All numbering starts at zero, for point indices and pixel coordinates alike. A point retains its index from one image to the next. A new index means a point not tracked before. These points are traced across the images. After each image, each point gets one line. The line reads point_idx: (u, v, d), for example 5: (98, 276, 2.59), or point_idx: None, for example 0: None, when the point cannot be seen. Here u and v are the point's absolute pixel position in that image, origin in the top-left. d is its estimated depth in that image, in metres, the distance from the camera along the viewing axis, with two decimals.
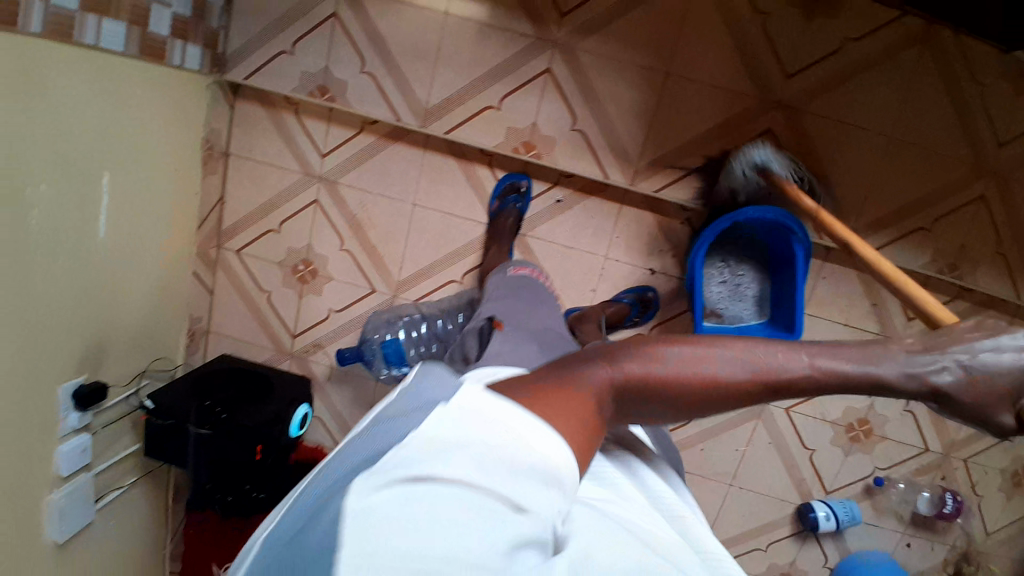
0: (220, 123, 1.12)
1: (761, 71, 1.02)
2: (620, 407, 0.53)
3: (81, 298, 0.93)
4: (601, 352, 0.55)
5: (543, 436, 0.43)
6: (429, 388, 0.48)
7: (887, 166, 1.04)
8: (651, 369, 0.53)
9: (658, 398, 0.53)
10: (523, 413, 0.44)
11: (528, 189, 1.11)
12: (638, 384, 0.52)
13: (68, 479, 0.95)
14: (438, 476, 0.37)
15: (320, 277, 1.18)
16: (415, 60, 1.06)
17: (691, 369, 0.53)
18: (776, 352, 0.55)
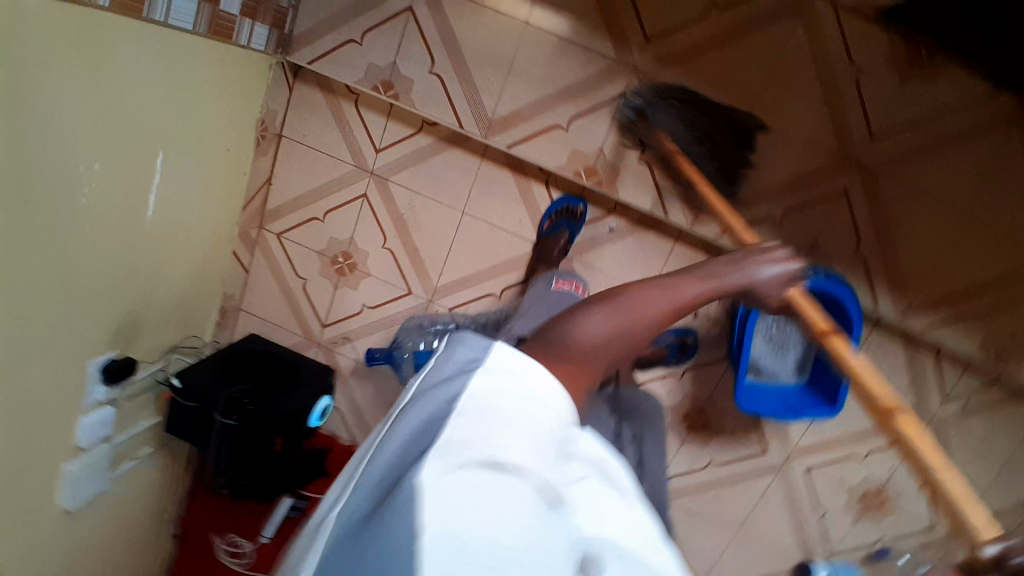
0: (276, 103, 1.10)
1: (846, 129, 0.96)
2: (601, 355, 0.61)
3: (120, 274, 0.92)
4: (571, 328, 0.62)
5: (546, 404, 0.50)
6: (463, 350, 0.53)
7: (962, 245, 0.99)
8: (624, 316, 0.63)
9: (624, 343, 0.63)
10: (540, 373, 0.52)
11: (584, 213, 1.08)
12: (613, 334, 0.62)
13: (88, 448, 0.96)
14: (499, 456, 0.42)
15: (359, 272, 1.17)
16: (487, 67, 1.01)
17: (643, 312, 0.65)
18: (676, 283, 0.69)
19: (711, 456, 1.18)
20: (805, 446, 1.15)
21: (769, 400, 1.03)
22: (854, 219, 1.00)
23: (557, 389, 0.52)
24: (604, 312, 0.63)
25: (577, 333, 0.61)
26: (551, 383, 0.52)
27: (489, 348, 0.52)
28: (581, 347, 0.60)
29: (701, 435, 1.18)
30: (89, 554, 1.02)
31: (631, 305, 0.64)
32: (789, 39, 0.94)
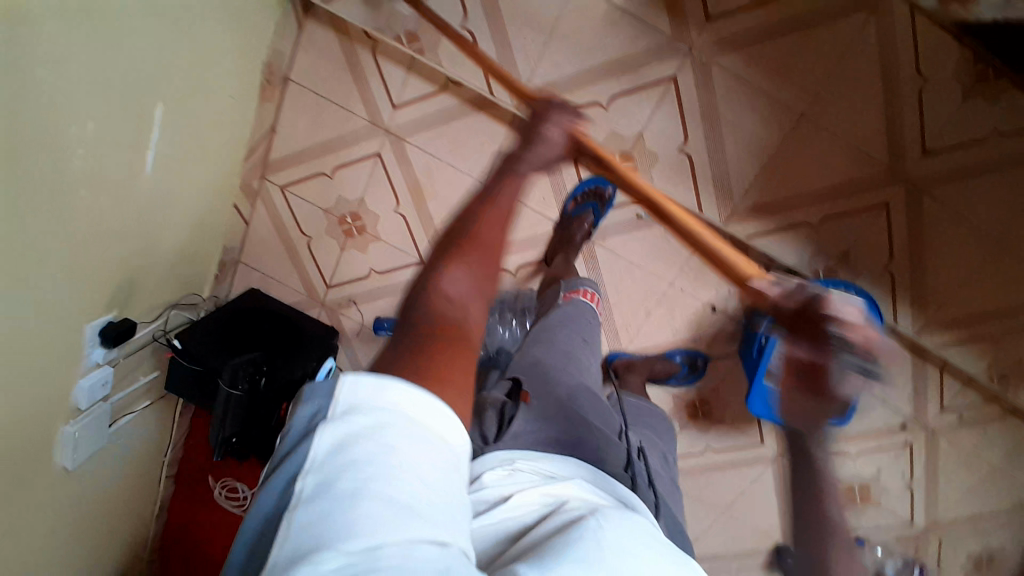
0: (288, 44, 1.01)
1: (899, 143, 0.91)
2: (473, 312, 0.47)
3: (126, 229, 0.86)
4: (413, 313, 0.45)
5: (430, 412, 0.36)
6: (309, 401, 0.37)
7: (986, 274, 0.97)
8: (473, 258, 0.50)
9: (489, 291, 0.49)
10: (396, 394, 0.36)
11: (611, 197, 1.03)
12: (471, 286, 0.48)
13: (85, 412, 0.92)
14: (348, 543, 0.30)
15: (367, 235, 1.10)
16: (526, 29, 0.93)
17: (483, 241, 0.52)
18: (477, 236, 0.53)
19: (707, 444, 1.17)
20: None
21: None
22: (891, 239, 0.97)
23: (424, 407, 0.36)
24: (447, 271, 0.48)
25: (428, 302, 0.46)
26: (426, 401, 0.36)
27: (339, 383, 0.36)
28: (446, 313, 0.45)
29: (701, 425, 1.17)
30: (86, 509, 1.00)
31: (469, 244, 0.51)
32: (858, 37, 0.86)
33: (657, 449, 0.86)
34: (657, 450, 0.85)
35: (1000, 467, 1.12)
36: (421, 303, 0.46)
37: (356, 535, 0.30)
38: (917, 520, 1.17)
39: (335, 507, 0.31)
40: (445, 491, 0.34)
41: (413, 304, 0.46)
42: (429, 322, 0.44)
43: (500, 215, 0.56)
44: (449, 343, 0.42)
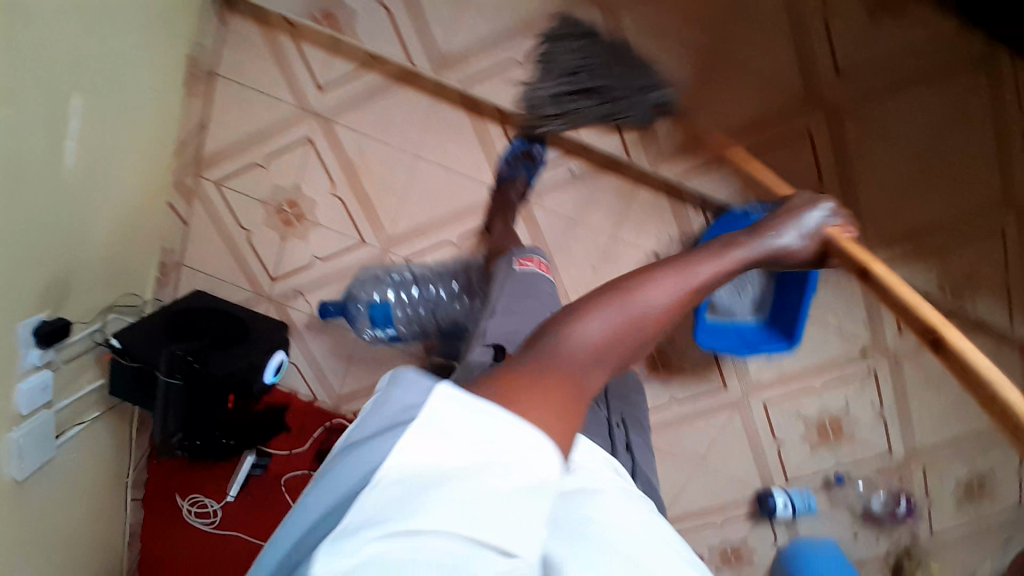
0: (209, 38, 1.02)
1: (811, 66, 0.94)
2: (597, 373, 0.51)
3: (50, 227, 0.84)
4: (547, 352, 0.50)
5: (526, 438, 0.40)
6: (401, 392, 0.42)
7: (915, 192, 1.00)
8: (633, 316, 0.54)
9: (626, 348, 0.54)
10: (492, 416, 0.40)
11: (541, 155, 1.04)
12: (612, 343, 0.53)
13: (29, 415, 0.89)
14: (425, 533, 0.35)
15: (306, 222, 1.11)
16: None
17: (653, 305, 0.56)
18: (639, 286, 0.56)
19: (671, 393, 1.21)
20: (763, 381, 1.18)
21: (726, 338, 1.02)
22: (817, 161, 0.99)
23: (520, 434, 0.40)
24: (601, 312, 0.54)
25: (576, 341, 0.51)
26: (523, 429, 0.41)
27: (434, 387, 0.41)
28: (586, 357, 0.50)
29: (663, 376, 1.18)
30: (49, 528, 0.96)
31: (640, 303, 0.55)
32: None
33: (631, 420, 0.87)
34: (632, 420, 0.87)
35: None
36: (570, 336, 0.51)
37: (428, 523, 0.35)
38: (896, 451, 1.19)
39: (406, 492, 0.36)
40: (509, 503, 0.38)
41: (568, 336, 0.51)
42: (525, 364, 0.48)
43: (685, 286, 0.59)
44: (563, 378, 0.47)
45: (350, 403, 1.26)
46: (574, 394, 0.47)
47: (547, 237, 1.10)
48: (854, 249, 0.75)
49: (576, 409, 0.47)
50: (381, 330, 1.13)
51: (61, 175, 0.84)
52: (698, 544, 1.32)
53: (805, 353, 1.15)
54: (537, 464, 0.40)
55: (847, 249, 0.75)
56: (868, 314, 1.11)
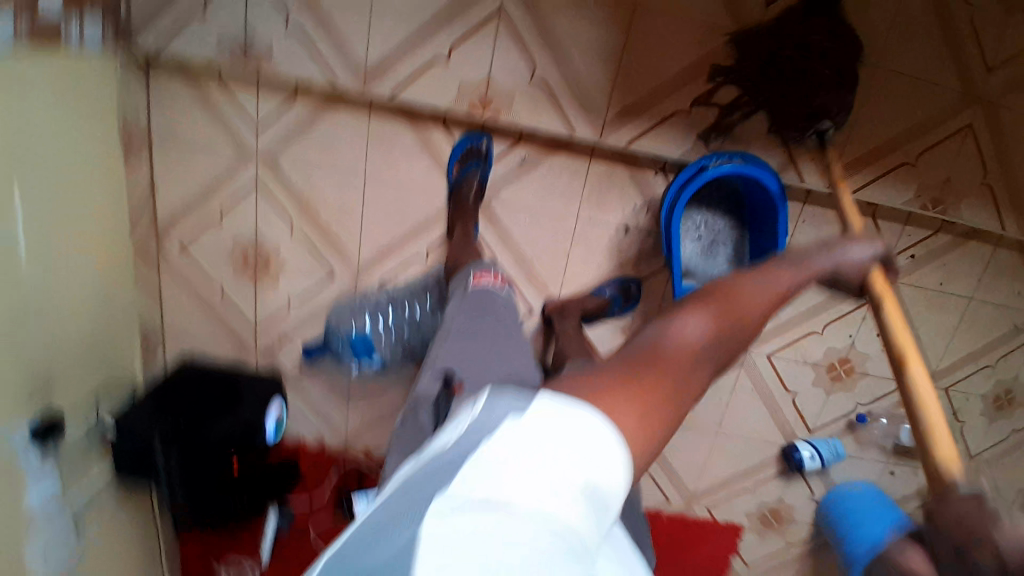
0: (139, 102, 1.01)
1: (739, 3, 0.92)
2: (699, 370, 0.56)
3: (26, 316, 0.83)
4: (652, 352, 0.55)
5: (601, 431, 0.44)
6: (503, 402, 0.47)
7: (869, 108, 0.98)
8: (727, 322, 0.60)
9: (728, 344, 0.59)
10: (576, 422, 0.44)
11: (489, 150, 1.01)
12: (712, 342, 0.58)
13: (45, 515, 0.86)
14: (509, 502, 0.38)
15: (274, 264, 1.10)
16: (350, 13, 0.93)
17: (744, 317, 0.62)
18: (744, 294, 0.63)
19: None
20: (761, 335, 1.14)
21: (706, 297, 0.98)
22: (764, 100, 0.97)
23: (599, 438, 0.44)
24: (700, 315, 0.60)
25: (673, 338, 0.57)
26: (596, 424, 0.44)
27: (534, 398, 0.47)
28: (684, 353, 0.55)
29: None
30: None
31: (736, 308, 0.61)
32: None
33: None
34: None
35: (973, 295, 1.11)
36: (665, 333, 0.57)
37: (514, 506, 0.38)
38: None
39: (486, 480, 0.40)
40: (581, 505, 0.41)
41: (664, 335, 0.57)
42: (654, 346, 0.56)
43: (768, 301, 0.65)
44: (658, 373, 0.52)
45: (358, 438, 1.25)
46: (673, 404, 0.52)
47: (513, 232, 1.08)
48: (881, 286, 0.75)
49: (664, 401, 0.51)
50: (363, 360, 1.09)
51: (34, 264, 0.84)
52: (736, 513, 1.29)
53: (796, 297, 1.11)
54: (612, 467, 0.43)
55: (876, 286, 0.75)
56: None
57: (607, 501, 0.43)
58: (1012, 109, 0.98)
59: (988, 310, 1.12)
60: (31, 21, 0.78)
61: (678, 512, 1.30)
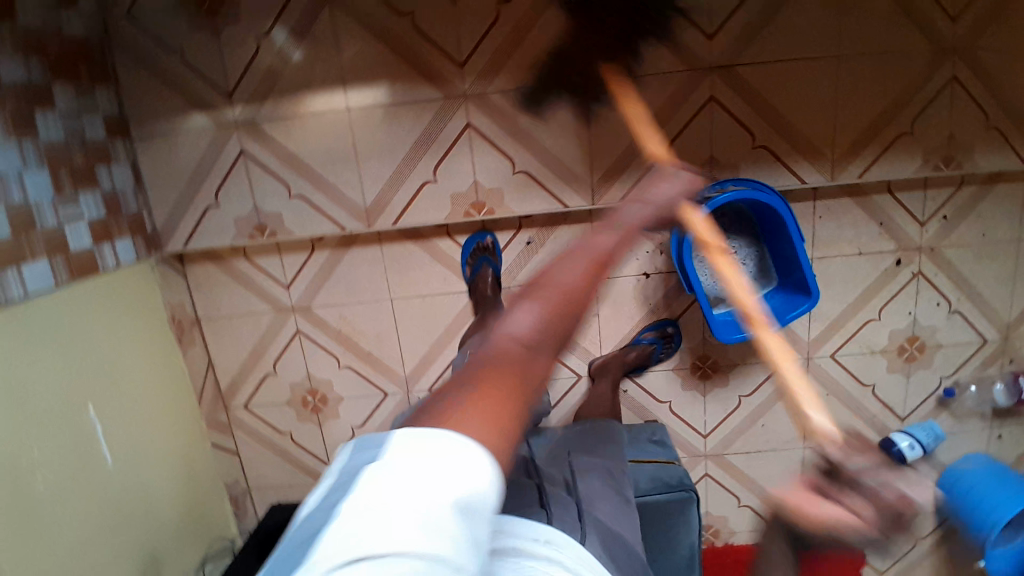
0: (182, 293, 1.12)
1: (683, 47, 0.93)
2: (545, 355, 0.48)
3: (119, 516, 0.92)
4: (483, 366, 0.47)
5: (463, 453, 0.39)
6: (357, 454, 0.42)
7: (848, 91, 0.95)
8: (551, 294, 0.50)
9: (568, 317, 0.49)
10: (429, 444, 0.39)
11: (495, 243, 1.07)
12: (548, 320, 0.48)
13: None
14: (381, 554, 0.34)
15: (331, 400, 1.16)
16: (337, 165, 1.01)
17: (566, 281, 0.51)
18: (559, 265, 0.53)
19: (737, 393, 1.14)
20: (817, 338, 1.10)
21: (745, 319, 0.96)
22: (739, 122, 0.96)
23: (464, 453, 0.39)
24: (519, 307, 0.49)
25: (500, 340, 0.48)
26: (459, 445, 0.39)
27: (386, 436, 0.41)
28: (517, 348, 0.47)
29: (717, 380, 1.13)
30: None
31: (554, 279, 0.51)
32: None
33: (611, 477, 0.85)
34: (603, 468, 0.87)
35: (1023, 235, 1.06)
36: (492, 344, 0.48)
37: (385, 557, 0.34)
38: (989, 335, 1.12)
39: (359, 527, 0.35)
40: (456, 528, 0.37)
41: (492, 340, 0.49)
42: (480, 362, 0.47)
43: (588, 257, 0.54)
44: (497, 377, 0.45)
45: None
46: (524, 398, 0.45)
47: None
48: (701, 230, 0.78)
49: (519, 395, 0.44)
50: None
51: (117, 468, 0.93)
52: None
53: (841, 291, 1.08)
54: (484, 476, 0.39)
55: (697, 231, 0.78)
56: (881, 225, 1.04)
57: (482, 511, 0.39)
58: (993, 48, 0.94)
59: None
60: (66, 263, 0.89)
61: None
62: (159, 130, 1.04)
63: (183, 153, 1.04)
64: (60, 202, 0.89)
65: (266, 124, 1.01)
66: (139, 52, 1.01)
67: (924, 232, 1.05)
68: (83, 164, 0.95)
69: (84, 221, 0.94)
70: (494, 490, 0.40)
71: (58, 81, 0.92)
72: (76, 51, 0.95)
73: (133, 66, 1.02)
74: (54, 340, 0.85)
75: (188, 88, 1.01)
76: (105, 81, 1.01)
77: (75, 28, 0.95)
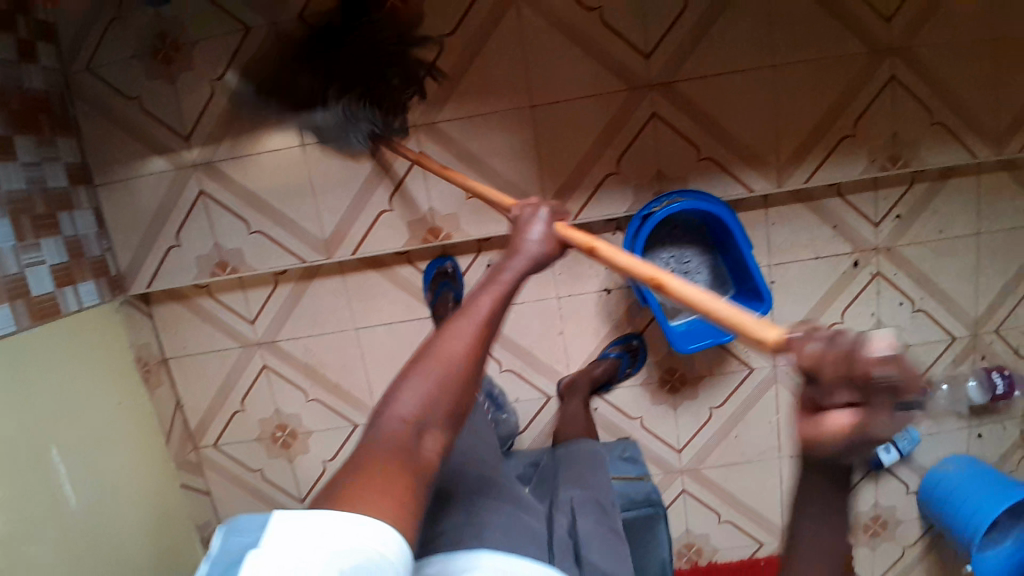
0: (148, 334, 1.13)
1: (622, 66, 0.96)
2: (434, 439, 0.48)
3: (85, 562, 0.90)
4: (372, 453, 0.45)
5: (356, 528, 0.40)
6: (240, 539, 0.42)
7: (787, 98, 0.96)
8: (436, 370, 0.48)
9: (452, 393, 0.48)
10: (324, 516, 0.41)
11: (456, 267, 1.07)
12: (433, 398, 0.47)
13: None
14: None
15: (301, 435, 1.15)
16: (294, 199, 1.03)
17: (447, 356, 0.49)
18: (440, 331, 0.51)
19: (709, 405, 1.14)
20: None
21: (703, 329, 0.97)
22: (681, 134, 0.98)
23: (358, 527, 0.40)
24: (405, 385, 0.48)
25: (385, 421, 0.47)
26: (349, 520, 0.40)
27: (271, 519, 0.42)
28: (405, 434, 0.46)
29: (687, 392, 1.14)
30: None
31: (431, 357, 0.49)
32: (523, 23, 0.95)
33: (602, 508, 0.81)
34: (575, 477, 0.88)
35: (980, 229, 1.07)
36: (376, 426, 0.47)
37: None
38: (957, 331, 1.11)
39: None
40: None
41: (374, 424, 0.47)
42: (369, 449, 0.45)
43: (476, 318, 0.52)
44: (387, 469, 0.44)
45: None
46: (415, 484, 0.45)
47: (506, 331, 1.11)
48: (574, 232, 0.62)
49: (408, 489, 0.44)
50: None
51: (82, 513, 0.92)
52: None
53: (802, 297, 1.08)
54: (372, 541, 0.40)
55: (571, 236, 0.62)
56: (836, 228, 1.05)
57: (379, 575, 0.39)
58: (929, 47, 0.96)
59: (1003, 239, 1.08)
60: (27, 307, 0.90)
61: (776, 553, 1.22)
62: (120, 176, 1.06)
63: (144, 196, 1.06)
64: (20, 248, 0.90)
65: (223, 164, 1.03)
66: (99, 101, 1.04)
67: (879, 232, 1.05)
68: (45, 212, 0.96)
69: (46, 266, 0.95)
70: (395, 551, 0.41)
71: (19, 132, 0.94)
72: (37, 102, 0.98)
73: (94, 116, 1.04)
74: (13, 385, 0.85)
75: (147, 134, 1.04)
76: (68, 131, 1.03)
77: (36, 81, 0.98)
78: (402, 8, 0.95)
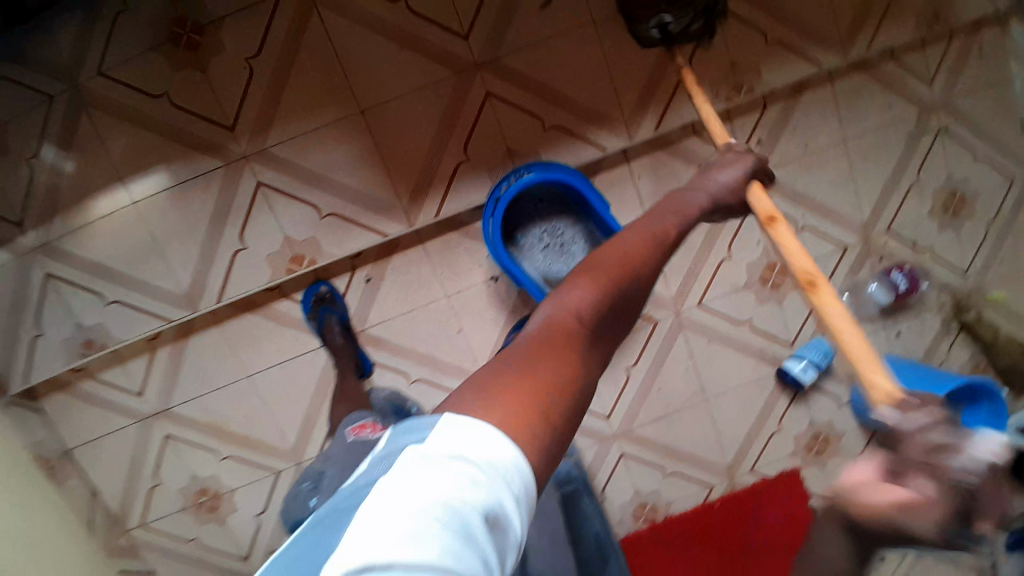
0: (41, 431, 1.06)
1: (440, 51, 0.92)
2: (600, 346, 0.50)
3: None
4: (528, 345, 0.47)
5: (476, 437, 0.38)
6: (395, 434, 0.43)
7: (616, 48, 0.94)
8: (601, 283, 0.52)
9: (610, 303, 0.52)
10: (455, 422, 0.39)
11: (332, 290, 1.02)
12: (592, 309, 0.50)
13: None
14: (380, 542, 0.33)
15: (224, 494, 1.12)
16: (149, 260, 0.98)
17: (615, 274, 0.53)
18: (608, 253, 0.56)
19: (624, 365, 1.15)
20: (680, 291, 1.13)
21: None
22: (520, 107, 0.95)
23: (479, 433, 0.38)
24: (569, 295, 0.51)
25: (544, 324, 0.49)
26: (475, 430, 0.38)
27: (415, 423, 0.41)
28: (564, 336, 0.48)
29: None
30: None
31: (599, 274, 0.53)
32: (328, 29, 0.91)
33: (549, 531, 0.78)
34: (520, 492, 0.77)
35: (848, 135, 1.05)
36: (538, 325, 0.50)
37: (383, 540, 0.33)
38: (850, 239, 1.08)
39: (350, 546, 0.33)
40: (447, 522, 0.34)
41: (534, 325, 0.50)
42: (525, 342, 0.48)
43: (633, 244, 0.57)
44: (546, 364, 0.45)
45: None
46: (564, 385, 0.44)
47: (402, 341, 1.06)
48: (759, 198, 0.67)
49: (561, 394, 0.43)
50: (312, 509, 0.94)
51: None
52: (782, 461, 1.20)
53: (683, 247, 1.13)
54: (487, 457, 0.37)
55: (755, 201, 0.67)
56: None
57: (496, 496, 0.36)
58: None
59: (875, 136, 1.05)
60: None
61: (728, 493, 1.20)
62: None
63: None
64: None
65: (63, 242, 0.97)
66: None
67: None
68: None
69: None
70: (508, 474, 0.37)
71: None
72: None
73: None
74: None
75: None
76: None
77: None
78: (199, 39, 0.91)
